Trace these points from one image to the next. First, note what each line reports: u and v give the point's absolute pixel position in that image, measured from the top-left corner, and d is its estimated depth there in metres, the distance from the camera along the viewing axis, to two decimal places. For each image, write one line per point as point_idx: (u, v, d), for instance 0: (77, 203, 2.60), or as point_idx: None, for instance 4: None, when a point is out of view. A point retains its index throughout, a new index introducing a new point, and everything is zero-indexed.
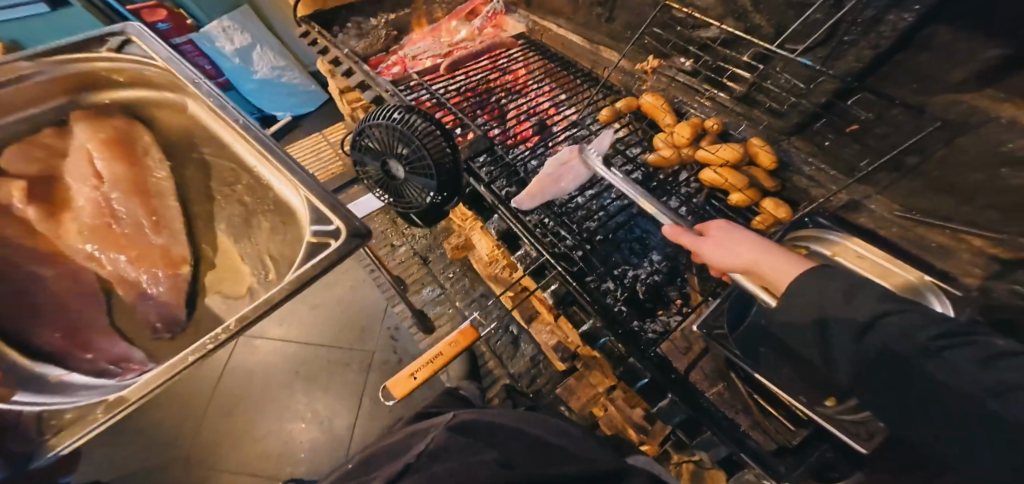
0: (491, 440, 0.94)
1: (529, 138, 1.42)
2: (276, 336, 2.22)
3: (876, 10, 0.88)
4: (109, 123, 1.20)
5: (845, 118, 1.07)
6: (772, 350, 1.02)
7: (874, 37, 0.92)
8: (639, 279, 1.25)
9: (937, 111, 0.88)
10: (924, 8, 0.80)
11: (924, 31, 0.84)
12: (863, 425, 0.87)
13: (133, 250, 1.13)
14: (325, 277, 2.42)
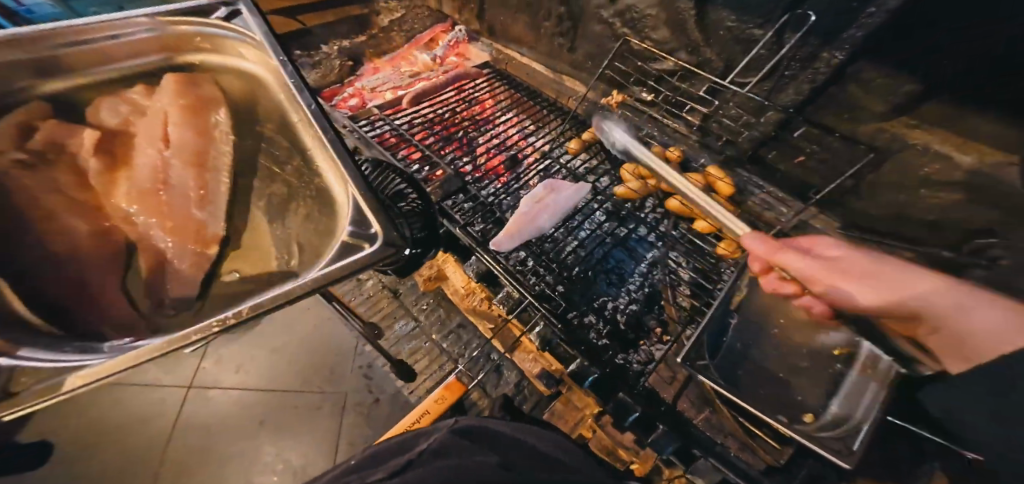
0: (497, 443, 0.91)
1: (500, 173, 1.40)
2: (236, 382, 2.04)
3: (811, 48, 0.95)
4: (192, 89, 0.82)
5: (790, 145, 1.15)
6: (745, 370, 1.05)
7: (811, 73, 0.99)
8: (619, 309, 1.23)
9: (867, 139, 0.98)
10: (853, 48, 0.88)
11: (853, 67, 0.92)
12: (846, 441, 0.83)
13: (164, 213, 0.74)
14: (284, 315, 2.23)
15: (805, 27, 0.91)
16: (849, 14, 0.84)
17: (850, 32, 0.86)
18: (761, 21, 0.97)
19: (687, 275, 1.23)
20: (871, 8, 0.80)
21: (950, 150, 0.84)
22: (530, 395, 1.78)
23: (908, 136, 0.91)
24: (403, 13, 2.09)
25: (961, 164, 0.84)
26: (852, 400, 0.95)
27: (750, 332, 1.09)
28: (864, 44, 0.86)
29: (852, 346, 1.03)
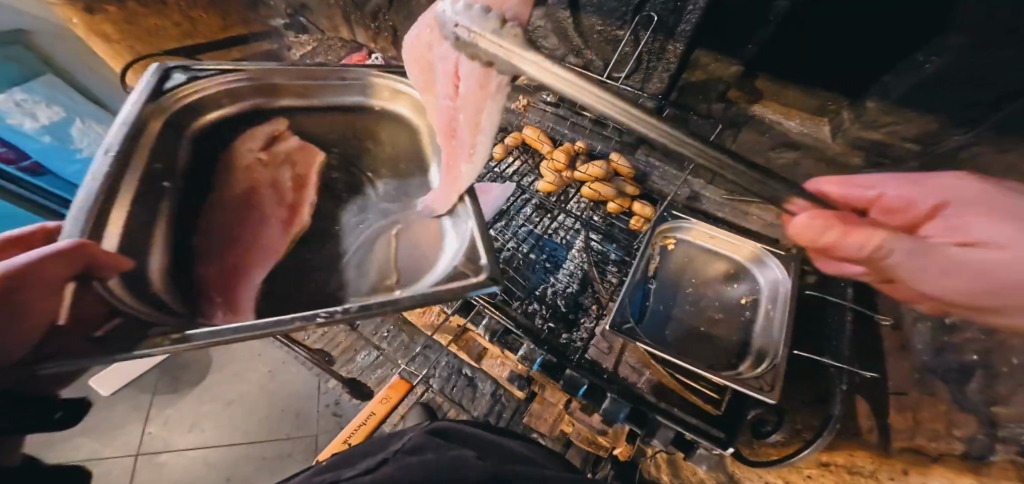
0: (469, 442, 0.95)
1: None
2: (192, 442, 1.94)
3: (660, 42, 1.06)
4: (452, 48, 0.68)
5: (669, 127, 1.26)
6: (673, 330, 1.07)
7: (665, 63, 1.10)
8: (558, 293, 1.27)
9: (720, 115, 1.16)
10: (687, 39, 1.00)
11: (693, 55, 1.06)
12: (763, 378, 0.89)
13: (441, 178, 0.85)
14: (236, 365, 2.15)
15: (652, 25, 1.03)
16: (677, 12, 0.96)
17: (681, 27, 0.98)
18: (620, 23, 1.10)
19: (614, 252, 1.31)
20: (689, 6, 0.93)
21: (782, 116, 1.06)
22: (508, 402, 1.86)
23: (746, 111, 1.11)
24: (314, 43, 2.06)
25: (789, 128, 1.06)
26: (763, 340, 1.01)
27: (672, 294, 1.14)
28: (694, 36, 0.98)
29: (755, 293, 1.09)
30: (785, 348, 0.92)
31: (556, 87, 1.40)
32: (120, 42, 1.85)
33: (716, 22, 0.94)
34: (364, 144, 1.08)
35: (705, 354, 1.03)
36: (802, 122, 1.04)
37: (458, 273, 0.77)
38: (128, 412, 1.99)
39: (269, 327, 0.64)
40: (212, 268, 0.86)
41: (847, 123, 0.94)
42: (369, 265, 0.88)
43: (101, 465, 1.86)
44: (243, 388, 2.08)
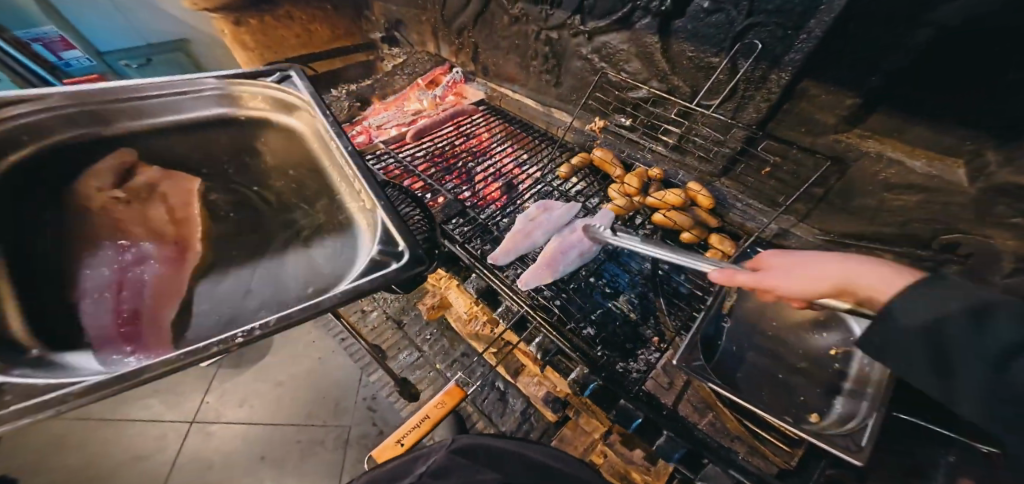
0: (492, 459, 0.92)
1: (498, 199, 1.46)
2: (239, 418, 2.04)
3: (761, 71, 1.04)
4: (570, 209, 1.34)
5: (758, 158, 1.22)
6: (745, 373, 1.01)
7: (764, 93, 1.07)
8: (618, 319, 1.22)
9: (825, 149, 1.06)
10: (795, 69, 0.98)
11: (799, 85, 1.02)
12: (851, 437, 0.80)
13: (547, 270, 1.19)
14: (291, 348, 2.27)
15: (755, 53, 1.02)
16: (787, 40, 0.95)
17: (790, 56, 0.97)
18: (716, 50, 1.09)
19: (684, 283, 1.26)
20: (803, 35, 0.92)
21: (902, 155, 0.94)
22: (537, 423, 1.77)
23: (861, 146, 1.00)
24: (404, 59, 2.20)
25: (913, 168, 0.93)
26: (854, 399, 0.89)
27: (748, 335, 1.06)
28: (804, 65, 0.96)
29: (847, 345, 0.98)
30: (881, 408, 0.82)
31: (634, 111, 1.41)
32: (256, 50, 2.23)
33: (827, 53, 0.92)
34: (241, 158, 0.93)
35: (781, 405, 0.94)
36: (930, 162, 0.91)
37: (373, 261, 0.68)
38: (192, 380, 2.16)
39: (180, 356, 0.54)
40: (112, 310, 0.69)
41: (993, 166, 0.81)
42: (288, 282, 0.74)
43: (159, 427, 2.01)
44: (290, 371, 2.19)
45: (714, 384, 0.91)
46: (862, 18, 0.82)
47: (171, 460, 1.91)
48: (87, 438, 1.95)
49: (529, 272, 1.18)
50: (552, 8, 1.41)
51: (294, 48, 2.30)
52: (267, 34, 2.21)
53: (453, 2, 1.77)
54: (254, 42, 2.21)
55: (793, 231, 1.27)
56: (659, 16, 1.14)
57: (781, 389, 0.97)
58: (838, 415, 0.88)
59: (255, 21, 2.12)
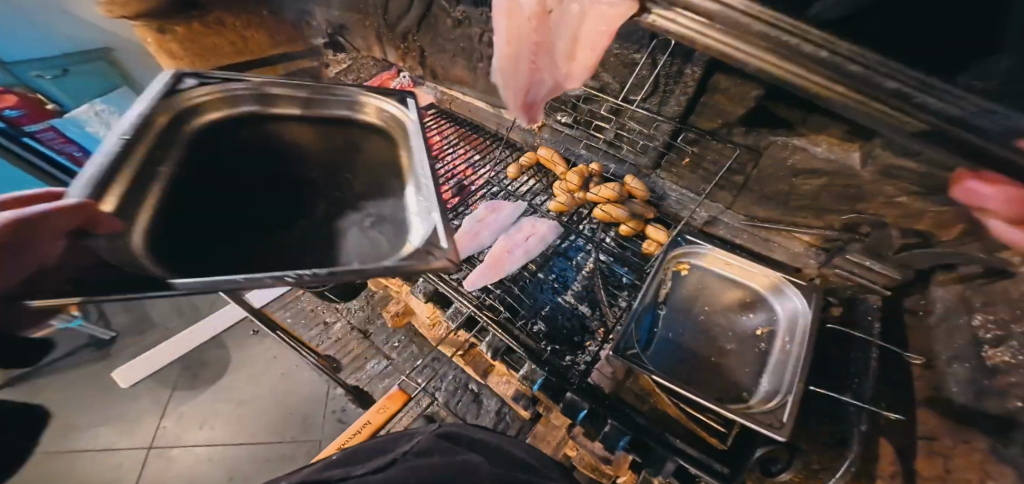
0: (472, 445, 0.94)
1: (448, 202, 1.49)
2: (200, 440, 1.97)
3: (678, 65, 1.07)
4: (527, 221, 1.36)
5: (684, 152, 1.27)
6: (678, 358, 1.03)
7: (682, 87, 1.10)
8: (564, 312, 1.24)
9: (740, 140, 1.11)
10: (705, 63, 1.01)
11: (711, 79, 1.04)
12: (772, 414, 0.84)
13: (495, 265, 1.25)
14: (254, 365, 2.21)
15: (670, 48, 1.05)
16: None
17: (700, 50, 1.00)
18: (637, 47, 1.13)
19: (623, 276, 1.27)
20: None
21: (806, 141, 0.97)
22: (513, 421, 1.87)
23: (771, 136, 1.04)
24: (352, 64, 2.22)
25: (815, 153, 0.97)
26: (778, 373, 0.95)
27: (682, 321, 1.10)
28: (711, 60, 0.99)
29: (771, 324, 1.04)
30: (801, 379, 0.87)
31: (572, 110, 1.45)
32: (186, 58, 2.15)
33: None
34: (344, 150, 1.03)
35: (711, 388, 0.98)
36: (830, 146, 0.94)
37: (418, 253, 0.73)
38: (146, 407, 2.07)
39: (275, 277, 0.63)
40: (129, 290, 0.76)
41: (880, 148, 0.86)
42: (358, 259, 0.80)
43: (114, 456, 1.93)
44: (256, 389, 2.12)
45: (648, 371, 0.94)
46: None
47: None
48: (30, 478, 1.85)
49: (481, 272, 1.23)
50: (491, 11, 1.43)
51: (231, 57, 2.27)
52: (197, 42, 2.14)
53: (394, 5, 1.77)
54: (184, 50, 2.13)
55: (724, 217, 1.32)
56: None
57: (713, 370, 1.01)
58: (764, 392, 0.94)
59: (180, 28, 2.04)
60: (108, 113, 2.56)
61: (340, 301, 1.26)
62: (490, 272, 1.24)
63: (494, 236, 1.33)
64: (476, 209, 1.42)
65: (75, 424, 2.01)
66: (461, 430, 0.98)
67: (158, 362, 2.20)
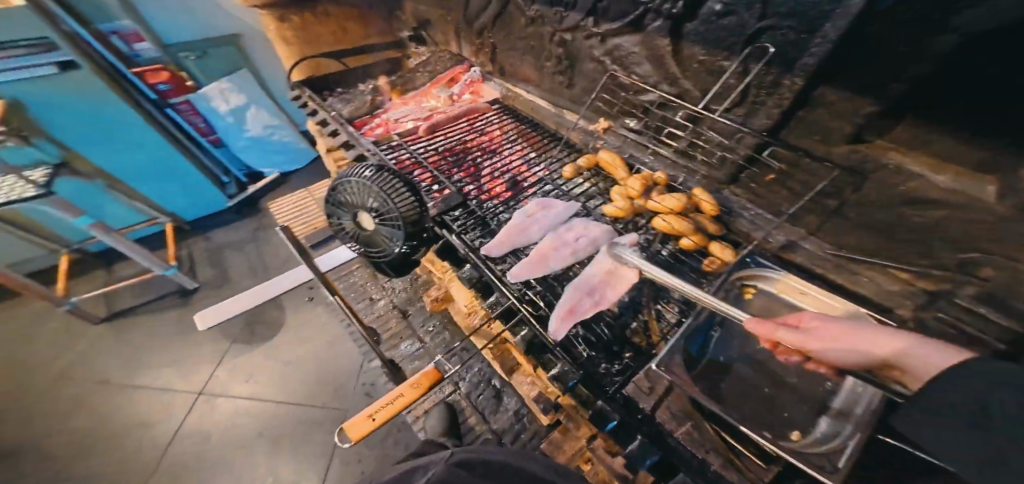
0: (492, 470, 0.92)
1: (500, 195, 1.50)
2: (243, 393, 2.11)
3: (775, 75, 1.04)
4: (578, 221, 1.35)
5: (769, 167, 1.19)
6: (728, 384, 1.00)
7: (776, 99, 1.07)
8: (610, 320, 1.21)
9: (839, 159, 1.02)
10: (809, 74, 0.97)
11: (816, 92, 1.00)
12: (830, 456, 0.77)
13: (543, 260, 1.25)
14: (300, 330, 2.35)
15: (767, 57, 1.03)
16: (801, 44, 0.95)
17: (805, 60, 0.96)
18: (727, 54, 1.11)
19: (677, 294, 1.24)
20: (818, 38, 0.91)
21: (928, 169, 0.87)
22: (530, 424, 1.85)
23: (881, 157, 0.94)
24: (428, 56, 2.28)
25: (936, 182, 0.86)
26: (843, 416, 0.87)
27: (739, 346, 1.05)
28: (819, 68, 0.94)
29: None
30: (869, 427, 0.81)
31: (643, 114, 1.43)
32: (295, 45, 2.36)
33: (839, 57, 0.91)
34: None
35: (760, 420, 0.93)
36: (956, 177, 0.83)
37: None
38: (206, 353, 2.27)
39: None
40: None
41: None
42: None
43: (170, 397, 2.11)
44: (295, 352, 2.25)
45: (692, 393, 0.89)
46: (874, 17, 0.81)
47: (175, 429, 1.99)
48: (102, 402, 2.08)
49: (529, 265, 1.24)
50: (566, 10, 1.46)
51: (330, 45, 2.47)
52: (306, 30, 2.36)
53: (475, 3, 1.86)
54: (295, 38, 2.34)
55: (805, 244, 1.21)
56: (670, 19, 1.17)
57: (762, 403, 0.96)
58: (822, 433, 0.87)
59: (297, 18, 2.28)
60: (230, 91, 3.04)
61: (393, 276, 1.23)
62: (538, 264, 1.24)
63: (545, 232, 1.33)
64: (527, 205, 1.42)
65: (145, 362, 2.24)
66: (477, 457, 0.94)
67: (232, 311, 2.44)
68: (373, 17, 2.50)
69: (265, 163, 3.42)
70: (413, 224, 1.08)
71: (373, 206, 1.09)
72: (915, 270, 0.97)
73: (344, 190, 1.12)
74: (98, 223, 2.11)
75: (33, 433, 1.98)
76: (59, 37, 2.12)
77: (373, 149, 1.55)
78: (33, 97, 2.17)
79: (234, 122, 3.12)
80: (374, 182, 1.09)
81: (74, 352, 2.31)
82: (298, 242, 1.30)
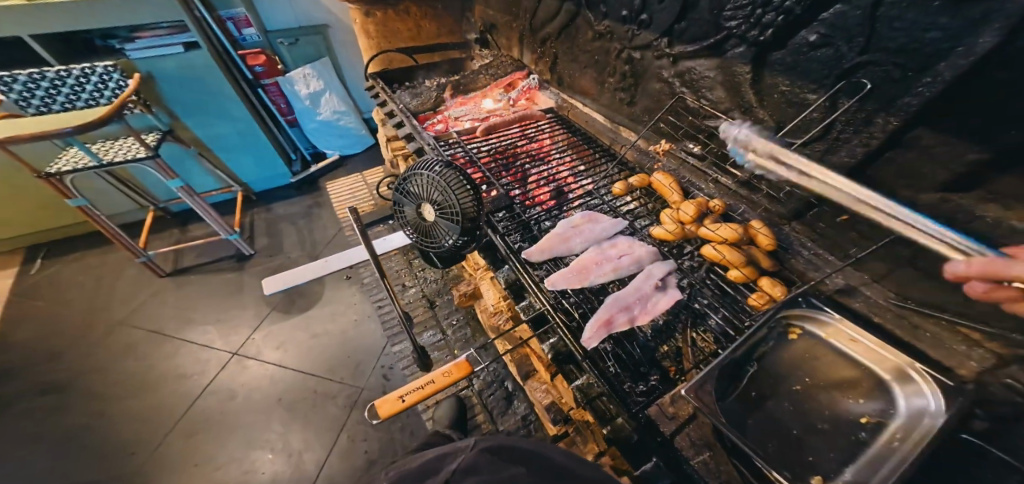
0: (517, 457, 0.96)
1: (545, 202, 1.52)
2: (271, 358, 2.21)
3: (867, 112, 1.03)
4: (625, 238, 1.36)
5: (842, 207, 1.16)
6: (756, 420, 0.96)
7: (862, 138, 1.06)
8: (640, 339, 1.21)
9: (925, 206, 0.98)
10: (908, 114, 0.95)
11: (910, 134, 0.97)
12: None
13: (587, 270, 1.26)
14: (329, 306, 2.45)
15: (861, 93, 1.02)
16: (905, 82, 0.93)
17: (906, 100, 0.95)
18: (815, 86, 1.11)
19: (715, 322, 1.19)
20: (928, 78, 0.89)
21: None
22: (535, 432, 1.85)
23: (975, 209, 0.89)
24: (492, 60, 2.37)
25: None
26: (869, 469, 0.83)
27: (775, 384, 1.02)
28: (923, 110, 0.92)
29: (883, 416, 0.91)
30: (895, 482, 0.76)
31: (707, 140, 1.45)
32: (375, 39, 2.50)
33: (954, 99, 0.87)
34: None
35: (784, 461, 0.88)
36: None
37: None
38: (246, 315, 2.41)
39: None
40: None
41: None
42: None
43: (207, 352, 2.24)
44: (323, 326, 2.35)
45: (716, 421, 0.90)
46: (1004, 62, 0.78)
47: (206, 382, 2.11)
48: (148, 348, 2.24)
49: (573, 273, 1.25)
50: (639, 29, 1.49)
51: (406, 40, 2.57)
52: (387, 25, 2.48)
53: (543, 12, 1.91)
54: (376, 32, 2.48)
55: (866, 291, 1.17)
56: (755, 46, 1.18)
57: (788, 445, 0.91)
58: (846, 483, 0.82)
59: (380, 14, 2.41)
60: (311, 77, 3.28)
61: (440, 266, 1.36)
62: (581, 275, 1.25)
63: (591, 245, 1.35)
64: (572, 216, 1.44)
65: (190, 316, 2.41)
66: (496, 449, 0.97)
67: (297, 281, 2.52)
68: (445, 16, 2.60)
69: (328, 146, 3.60)
70: (471, 221, 1.13)
71: (436, 199, 1.16)
72: (993, 332, 0.93)
73: (415, 181, 1.20)
74: (187, 187, 2.31)
75: (91, 367, 2.16)
76: (189, 19, 2.37)
77: (434, 142, 1.62)
78: (160, 69, 2.44)
79: (310, 105, 3.34)
80: (445, 177, 1.14)
81: (128, 299, 2.52)
82: (360, 225, 1.35)
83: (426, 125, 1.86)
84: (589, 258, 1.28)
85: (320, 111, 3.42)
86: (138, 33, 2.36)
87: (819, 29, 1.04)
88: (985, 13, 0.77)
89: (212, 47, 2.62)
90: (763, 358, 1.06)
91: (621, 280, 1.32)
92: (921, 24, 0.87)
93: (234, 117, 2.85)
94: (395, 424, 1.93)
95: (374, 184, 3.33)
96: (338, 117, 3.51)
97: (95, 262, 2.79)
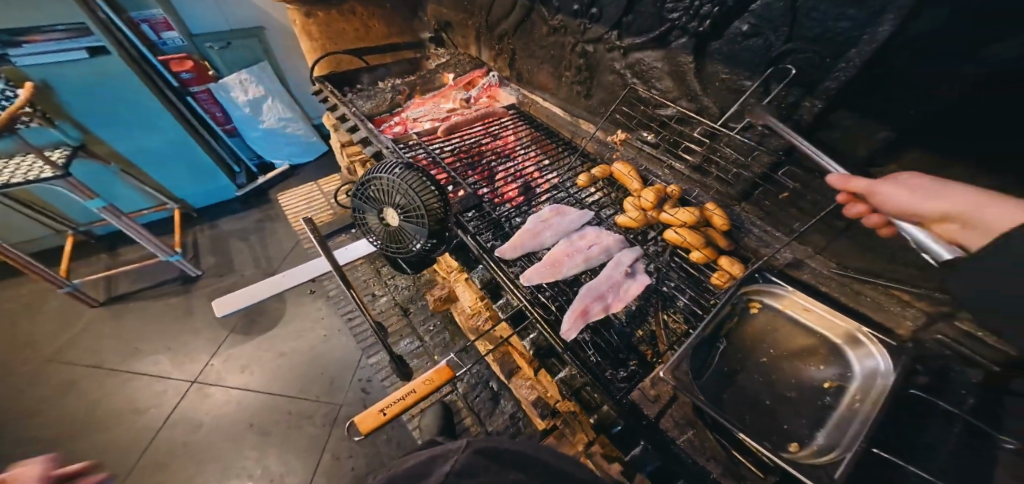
0: (505, 458, 0.95)
1: (514, 199, 1.52)
2: (235, 383, 2.10)
3: (795, 97, 1.09)
4: (591, 229, 1.39)
5: (783, 185, 1.24)
6: (730, 395, 1.01)
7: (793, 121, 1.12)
8: (615, 326, 1.24)
9: None
10: (829, 97, 1.02)
11: (832, 115, 1.05)
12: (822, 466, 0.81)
13: (559, 263, 1.27)
14: (296, 323, 2.35)
15: (788, 79, 1.08)
16: (825, 68, 1.01)
17: (827, 84, 1.02)
18: (748, 74, 1.17)
19: (684, 302, 1.25)
20: (843, 63, 0.97)
21: None
22: (524, 428, 1.87)
23: None
24: (448, 59, 2.34)
25: None
26: (837, 431, 0.91)
27: (742, 359, 1.07)
28: (841, 93, 1.00)
29: (842, 380, 0.99)
30: (860, 442, 0.84)
31: (660, 128, 1.49)
32: (318, 40, 2.39)
33: (866, 82, 0.95)
34: None
35: (760, 431, 0.95)
36: None
37: None
38: (205, 340, 2.27)
39: None
40: None
41: None
42: None
43: (163, 383, 2.09)
44: (293, 344, 2.25)
45: (696, 399, 0.93)
46: (903, 47, 0.86)
47: (166, 415, 1.97)
48: (93, 386, 2.06)
49: (546, 266, 1.26)
50: (590, 23, 1.51)
51: (352, 41, 2.49)
52: (331, 26, 2.39)
53: (497, 9, 1.91)
54: (319, 33, 2.37)
55: (811, 264, 1.25)
56: (696, 37, 1.22)
57: (763, 416, 0.98)
58: (820, 446, 0.90)
59: (322, 14, 2.31)
60: (248, 82, 3.12)
61: (410, 272, 1.33)
62: (553, 269, 1.26)
63: (560, 237, 1.36)
64: (541, 210, 1.46)
65: (139, 348, 2.23)
66: (486, 453, 0.95)
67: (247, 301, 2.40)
68: (394, 16, 2.54)
69: (275, 154, 3.44)
70: (433, 223, 1.11)
71: (400, 203, 1.13)
72: (919, 292, 1.02)
73: (375, 185, 1.17)
74: (108, 206, 2.13)
75: (27, 413, 1.96)
76: (92, 22, 2.18)
77: (391, 145, 1.58)
78: (62, 77, 2.22)
79: (250, 112, 3.18)
80: (407, 179, 1.12)
81: (65, 335, 2.30)
82: (319, 237, 1.30)
83: (382, 128, 1.81)
84: (560, 250, 1.30)
85: (262, 118, 3.26)
86: (27, 38, 2.06)
87: (750, 19, 1.10)
88: (884, 4, 0.85)
89: (125, 51, 2.42)
90: (730, 334, 1.11)
91: (591, 270, 1.35)
92: (832, 14, 0.94)
93: (160, 127, 2.65)
94: (377, 437, 1.88)
95: (330, 192, 3.21)
96: (283, 124, 3.37)
97: (22, 296, 2.52)
